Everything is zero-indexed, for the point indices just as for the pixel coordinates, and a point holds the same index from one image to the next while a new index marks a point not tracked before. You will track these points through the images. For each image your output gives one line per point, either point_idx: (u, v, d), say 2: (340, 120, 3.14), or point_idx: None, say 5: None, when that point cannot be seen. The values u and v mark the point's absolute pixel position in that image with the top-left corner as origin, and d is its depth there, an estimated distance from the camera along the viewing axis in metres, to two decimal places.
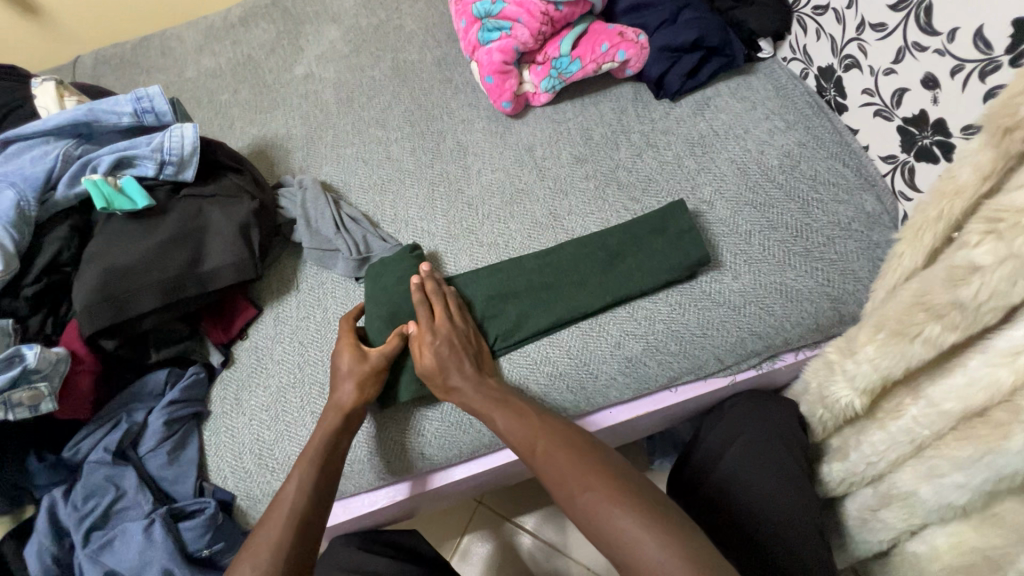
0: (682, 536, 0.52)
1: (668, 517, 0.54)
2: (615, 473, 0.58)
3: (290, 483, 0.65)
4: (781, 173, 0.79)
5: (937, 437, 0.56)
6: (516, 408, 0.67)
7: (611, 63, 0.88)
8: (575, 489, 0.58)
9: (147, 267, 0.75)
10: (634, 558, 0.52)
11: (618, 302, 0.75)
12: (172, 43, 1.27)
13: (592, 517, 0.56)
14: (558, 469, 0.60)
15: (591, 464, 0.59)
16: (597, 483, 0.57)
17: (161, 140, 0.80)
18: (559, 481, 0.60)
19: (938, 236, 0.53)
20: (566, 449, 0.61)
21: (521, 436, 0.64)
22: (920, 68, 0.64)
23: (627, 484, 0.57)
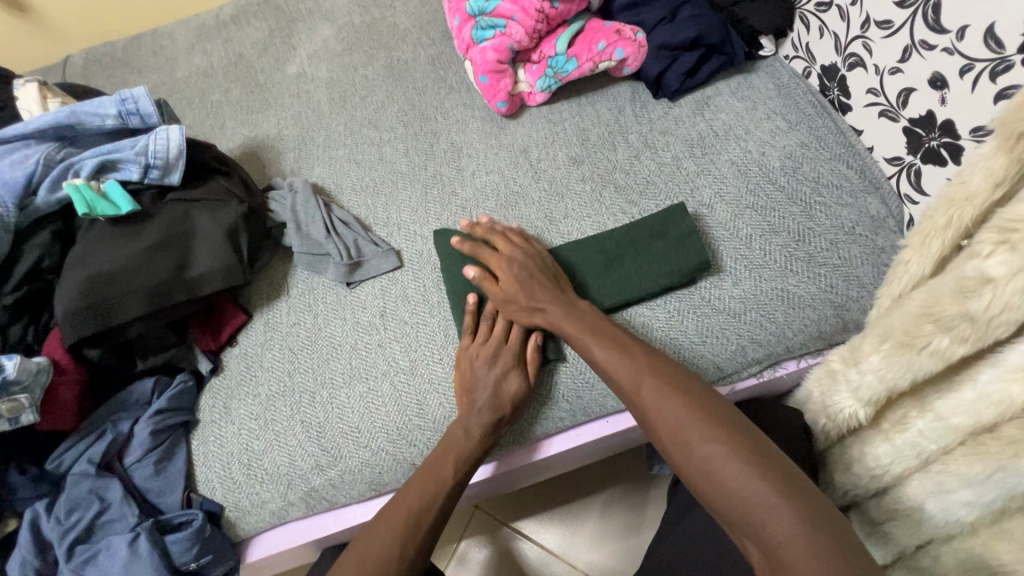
0: (815, 509, 0.45)
1: (800, 484, 0.47)
2: (736, 425, 0.53)
3: (411, 493, 0.64)
4: (784, 175, 0.77)
5: (945, 451, 0.54)
6: (620, 344, 0.64)
7: (608, 62, 0.86)
8: (691, 436, 0.53)
9: (131, 273, 0.74)
10: (760, 523, 0.45)
11: (614, 309, 0.73)
12: (163, 42, 1.25)
13: (706, 470, 0.50)
14: (669, 412, 0.55)
15: (709, 411, 0.54)
16: (716, 433, 0.52)
17: (146, 143, 0.78)
18: (669, 426, 0.55)
19: (946, 244, 0.51)
20: (679, 394, 0.56)
21: (626, 376, 0.61)
22: (928, 67, 0.62)
23: (751, 439, 0.51)
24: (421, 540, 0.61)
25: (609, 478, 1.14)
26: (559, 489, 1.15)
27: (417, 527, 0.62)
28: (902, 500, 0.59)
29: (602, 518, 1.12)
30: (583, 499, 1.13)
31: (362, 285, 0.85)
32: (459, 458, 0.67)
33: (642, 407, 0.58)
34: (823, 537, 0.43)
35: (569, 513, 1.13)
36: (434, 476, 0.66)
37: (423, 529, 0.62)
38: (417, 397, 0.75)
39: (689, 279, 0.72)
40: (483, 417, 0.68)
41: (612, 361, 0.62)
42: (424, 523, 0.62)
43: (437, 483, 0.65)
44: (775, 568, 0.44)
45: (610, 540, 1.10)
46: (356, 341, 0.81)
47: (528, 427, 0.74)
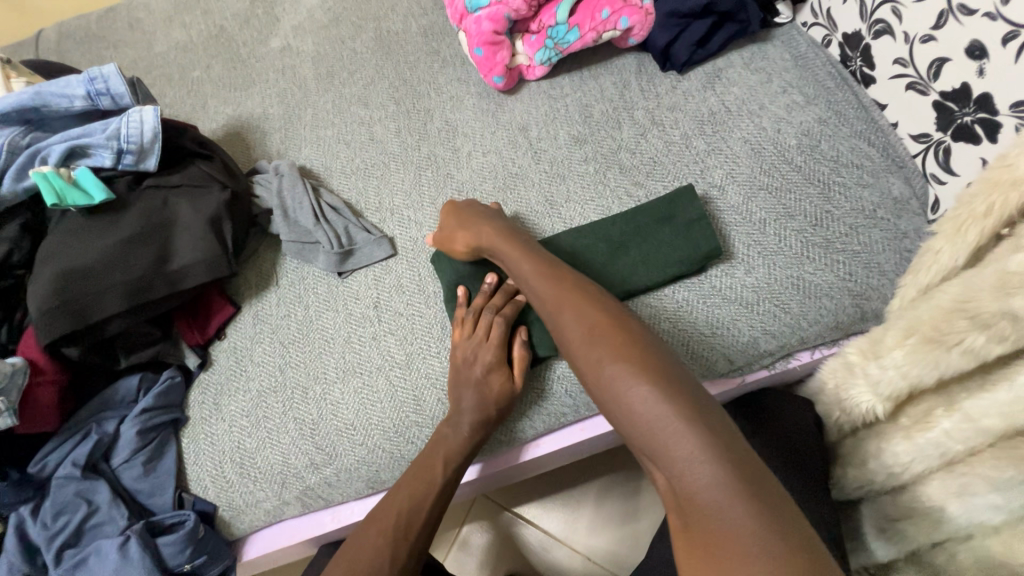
0: (716, 435, 0.44)
1: (694, 399, 0.47)
2: (650, 352, 0.52)
3: (403, 491, 0.64)
4: (800, 153, 0.72)
5: (971, 451, 0.51)
6: (546, 276, 0.62)
7: (613, 32, 0.80)
8: (605, 364, 0.52)
9: (109, 268, 0.70)
10: (664, 446, 0.45)
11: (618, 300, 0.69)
12: (140, 14, 1.17)
13: (619, 396, 0.50)
14: (590, 341, 0.54)
15: (626, 337, 0.53)
16: (630, 360, 0.51)
17: (117, 126, 0.73)
18: (590, 356, 0.53)
19: (983, 233, 0.47)
20: (596, 315, 0.56)
21: (545, 298, 0.61)
22: (965, 34, 0.57)
23: (664, 366, 0.50)
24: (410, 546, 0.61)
25: (612, 463, 1.12)
26: (561, 476, 1.13)
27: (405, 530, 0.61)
28: (921, 499, 0.57)
29: (604, 503, 1.10)
30: (587, 483, 1.12)
31: (353, 274, 0.81)
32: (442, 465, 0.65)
33: (566, 333, 0.57)
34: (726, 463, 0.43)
35: (571, 498, 1.12)
36: (425, 477, 0.64)
37: (412, 535, 0.61)
38: (413, 393, 0.72)
39: (700, 267, 0.68)
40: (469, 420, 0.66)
41: (544, 299, 0.60)
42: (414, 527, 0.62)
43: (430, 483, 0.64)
44: (681, 496, 0.43)
45: (612, 525, 1.09)
46: (349, 334, 0.77)
47: (530, 424, 0.71)
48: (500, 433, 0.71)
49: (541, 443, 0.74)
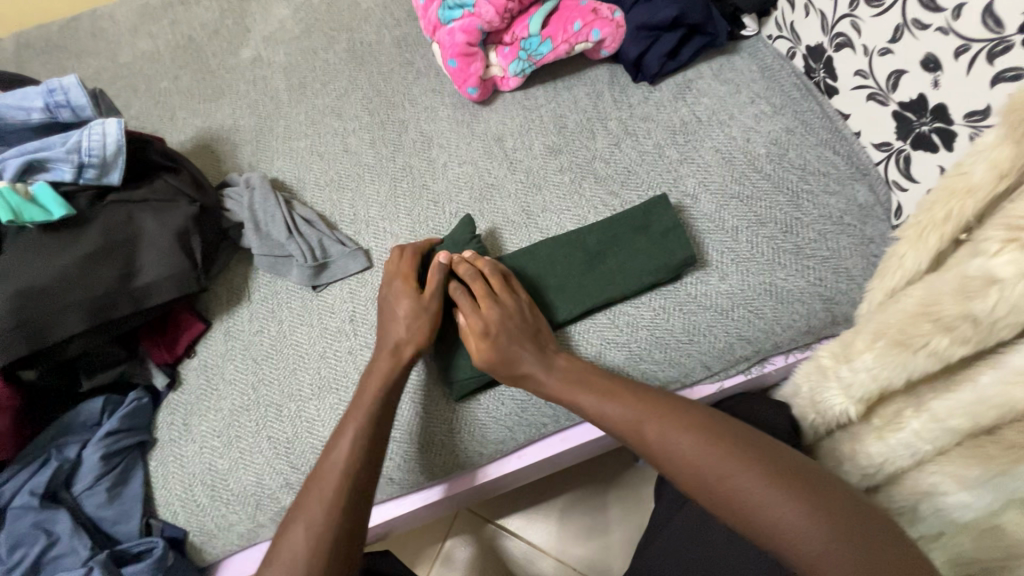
0: (838, 517, 0.46)
1: (835, 498, 0.47)
2: (742, 442, 0.52)
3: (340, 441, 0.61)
4: (769, 162, 0.74)
5: (939, 451, 0.52)
6: (604, 387, 0.60)
7: (585, 44, 0.81)
8: (707, 472, 0.51)
9: (69, 286, 0.67)
10: (796, 546, 0.46)
11: (596, 309, 0.69)
12: (104, 24, 1.15)
13: (733, 502, 0.49)
14: (676, 447, 0.53)
15: (712, 435, 0.53)
16: (729, 461, 0.50)
17: (78, 140, 0.70)
18: (682, 465, 0.53)
19: (944, 239, 0.47)
20: (673, 418, 0.55)
21: (625, 419, 0.57)
22: (920, 47, 0.59)
23: (760, 455, 0.51)
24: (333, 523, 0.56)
25: (595, 470, 1.12)
26: (543, 486, 1.12)
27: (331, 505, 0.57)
28: (895, 499, 0.58)
29: (588, 512, 1.10)
30: (571, 493, 1.11)
31: (328, 288, 0.80)
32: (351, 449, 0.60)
33: (649, 448, 0.55)
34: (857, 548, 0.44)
35: (555, 508, 1.11)
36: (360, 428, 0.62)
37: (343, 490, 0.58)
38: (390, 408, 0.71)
39: (673, 276, 0.69)
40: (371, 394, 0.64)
41: (610, 409, 0.59)
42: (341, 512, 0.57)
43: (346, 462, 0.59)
44: None
45: (597, 534, 1.08)
46: (324, 349, 0.76)
47: (508, 438, 0.70)
48: (479, 446, 0.70)
49: (514, 459, 0.73)
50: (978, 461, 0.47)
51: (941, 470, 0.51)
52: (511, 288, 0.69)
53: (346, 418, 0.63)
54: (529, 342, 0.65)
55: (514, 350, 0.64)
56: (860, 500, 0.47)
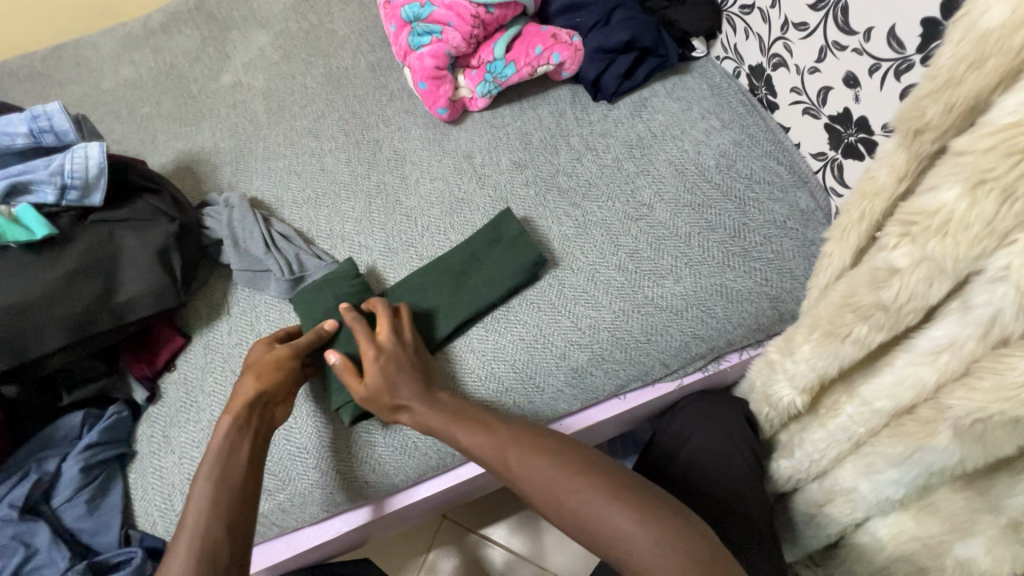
0: (669, 525, 0.49)
1: (663, 508, 0.50)
2: (593, 463, 0.55)
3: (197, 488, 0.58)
4: (718, 173, 0.80)
5: (873, 434, 0.56)
6: (477, 420, 0.61)
7: (546, 66, 0.86)
8: (562, 493, 0.53)
9: (50, 303, 0.69)
10: (634, 557, 0.48)
11: (477, 315, 0.75)
12: (87, 52, 1.19)
13: (583, 521, 0.52)
14: (535, 472, 0.55)
15: (568, 459, 0.56)
16: (581, 482, 0.53)
17: (61, 163, 0.74)
18: (540, 489, 0.55)
19: (862, 236, 0.51)
20: (535, 444, 0.58)
21: (488, 453, 0.58)
22: (841, 66, 0.65)
23: (608, 474, 0.54)
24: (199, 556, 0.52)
25: None
26: (524, 494, 1.15)
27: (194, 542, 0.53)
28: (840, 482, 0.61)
29: None
30: None
31: None
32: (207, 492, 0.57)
33: (512, 475, 0.57)
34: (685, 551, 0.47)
35: (537, 515, 1.13)
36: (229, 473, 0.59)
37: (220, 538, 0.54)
38: (312, 438, 0.73)
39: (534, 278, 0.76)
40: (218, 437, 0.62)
41: (476, 438, 0.60)
42: (208, 557, 0.52)
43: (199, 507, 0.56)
44: None
45: (578, 539, 1.10)
46: None
47: (440, 457, 0.72)
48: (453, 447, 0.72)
49: (426, 485, 0.76)
50: (901, 439, 0.51)
51: (874, 451, 0.55)
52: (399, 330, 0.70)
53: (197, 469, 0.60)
54: (415, 374, 0.66)
55: (397, 378, 0.65)
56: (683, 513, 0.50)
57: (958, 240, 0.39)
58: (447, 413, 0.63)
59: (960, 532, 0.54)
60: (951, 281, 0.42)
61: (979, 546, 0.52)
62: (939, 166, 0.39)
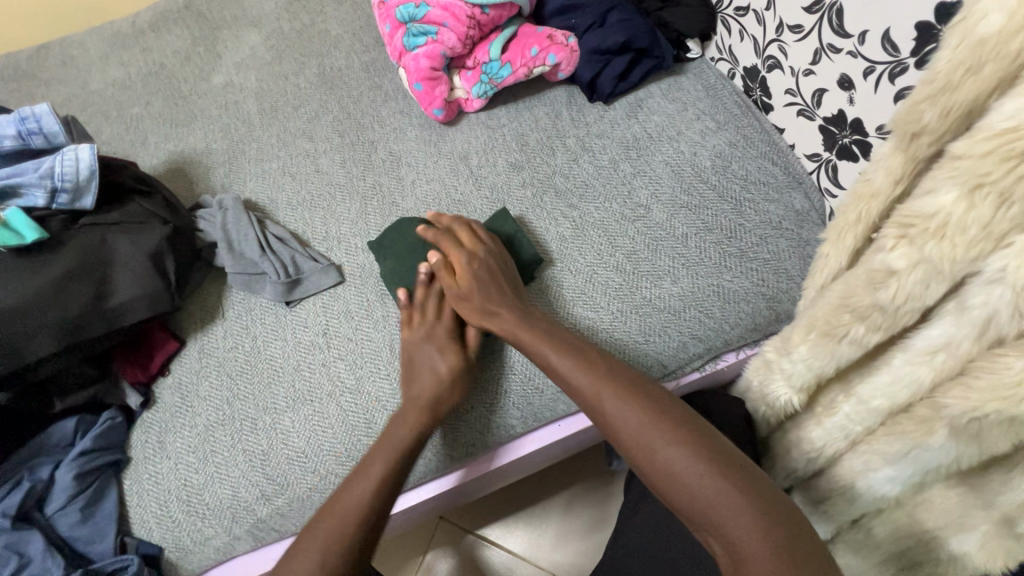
0: (762, 498, 0.48)
1: (768, 487, 0.49)
2: (689, 420, 0.55)
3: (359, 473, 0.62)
4: (714, 174, 0.80)
5: (869, 432, 0.57)
6: (579, 353, 0.63)
7: (542, 68, 0.86)
8: (655, 441, 0.53)
9: (42, 308, 0.68)
10: (720, 520, 0.48)
11: None
12: (74, 52, 1.17)
13: (672, 474, 0.51)
14: (630, 415, 0.56)
15: (666, 411, 0.55)
16: (676, 435, 0.53)
17: (51, 165, 0.72)
18: (630, 431, 0.55)
19: (858, 237, 0.51)
20: (632, 391, 0.58)
21: (586, 385, 0.60)
22: (835, 69, 0.66)
23: (702, 435, 0.53)
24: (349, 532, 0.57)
25: (572, 475, 1.15)
26: (522, 494, 1.15)
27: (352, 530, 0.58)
28: (836, 480, 0.62)
29: (566, 516, 1.12)
30: (550, 498, 1.14)
31: (302, 303, 0.82)
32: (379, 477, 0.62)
33: (605, 413, 0.58)
34: (776, 528, 0.46)
35: (534, 514, 1.13)
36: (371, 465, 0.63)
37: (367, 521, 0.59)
38: (313, 441, 0.72)
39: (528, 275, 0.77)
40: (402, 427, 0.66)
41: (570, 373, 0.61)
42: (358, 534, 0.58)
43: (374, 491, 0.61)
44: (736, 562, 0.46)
45: (576, 538, 1.11)
46: (297, 362, 0.78)
47: (443, 458, 0.72)
48: (452, 450, 0.72)
49: (527, 442, 0.76)
50: (897, 438, 0.52)
51: (871, 449, 0.56)
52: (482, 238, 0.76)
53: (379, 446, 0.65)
54: (506, 288, 0.72)
55: (490, 286, 0.71)
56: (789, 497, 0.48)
57: (955, 242, 0.39)
58: (548, 352, 0.64)
59: (956, 526, 0.54)
60: (948, 283, 0.43)
61: (972, 540, 0.53)
62: (936, 169, 0.40)
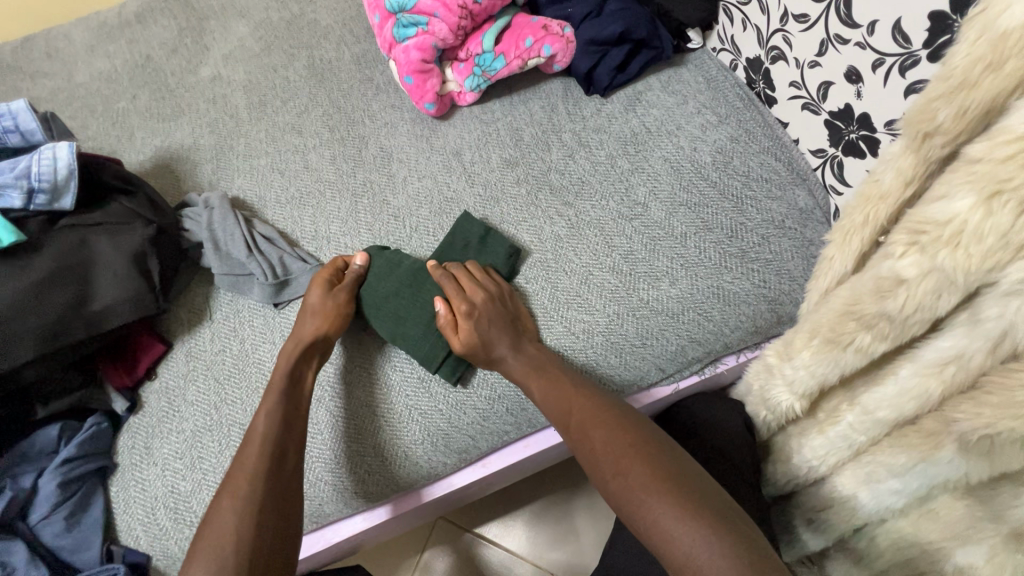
0: (710, 512, 0.49)
1: (715, 502, 0.50)
2: (649, 444, 0.56)
3: (259, 419, 0.63)
4: (715, 169, 0.77)
5: (873, 442, 0.55)
6: (552, 376, 0.64)
7: (537, 59, 0.83)
8: (609, 469, 0.55)
9: (20, 313, 0.66)
10: (664, 539, 0.49)
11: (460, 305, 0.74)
12: (59, 44, 1.14)
13: (624, 498, 0.53)
14: (592, 441, 0.58)
15: (625, 436, 0.57)
16: (631, 460, 0.54)
17: (27, 165, 0.70)
18: (592, 458, 0.57)
19: (865, 242, 0.49)
20: (598, 416, 0.60)
21: (557, 412, 0.62)
22: (843, 61, 0.62)
23: (658, 458, 0.54)
24: (254, 480, 0.57)
25: (570, 474, 1.14)
26: (520, 493, 1.13)
27: (248, 501, 0.55)
28: (837, 490, 0.60)
29: (564, 515, 1.11)
30: (547, 496, 1.12)
31: (290, 305, 0.80)
32: (266, 436, 0.61)
33: (575, 440, 0.60)
34: (719, 541, 0.47)
35: (532, 513, 1.12)
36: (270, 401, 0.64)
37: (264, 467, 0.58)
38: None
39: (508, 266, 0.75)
40: (280, 370, 0.67)
41: (541, 399, 0.63)
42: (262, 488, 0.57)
43: (260, 449, 0.60)
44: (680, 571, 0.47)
45: (574, 537, 1.09)
46: None
47: (431, 467, 0.71)
48: (444, 456, 0.71)
49: (491, 460, 0.75)
50: (903, 450, 0.50)
51: (875, 460, 0.54)
52: (493, 279, 0.73)
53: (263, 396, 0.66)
54: (516, 327, 0.70)
55: (492, 336, 0.67)
56: (734, 507, 0.50)
57: (969, 251, 0.37)
58: (526, 379, 0.65)
59: (961, 538, 0.51)
60: (961, 293, 0.40)
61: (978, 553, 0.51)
62: (951, 173, 0.38)
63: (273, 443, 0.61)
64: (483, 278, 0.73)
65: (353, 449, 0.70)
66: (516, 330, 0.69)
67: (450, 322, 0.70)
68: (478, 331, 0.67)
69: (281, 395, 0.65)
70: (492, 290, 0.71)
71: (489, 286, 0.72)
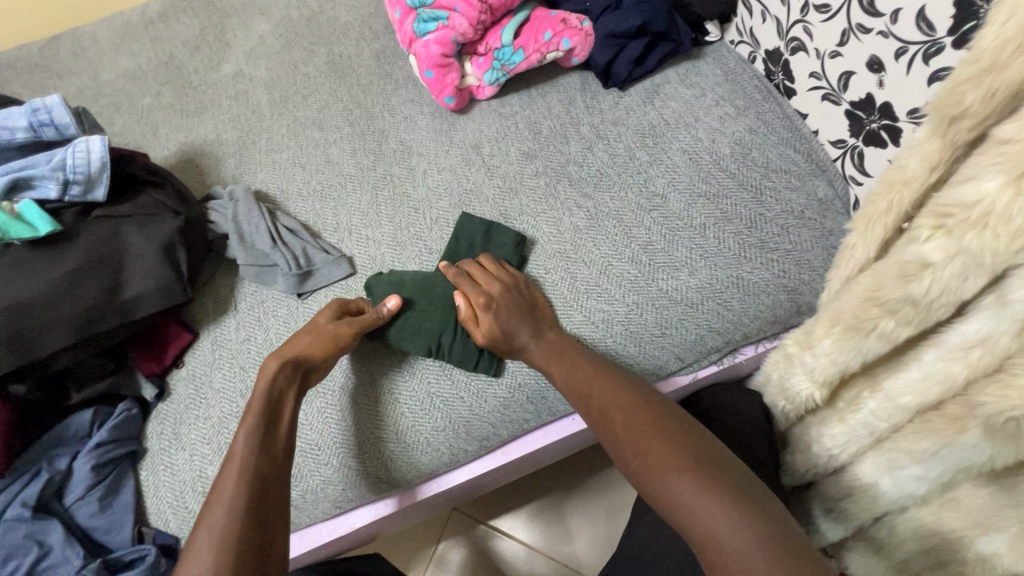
0: (732, 490, 0.49)
1: (736, 480, 0.51)
2: (669, 423, 0.56)
3: (239, 438, 0.60)
4: (734, 161, 0.78)
5: (896, 429, 0.55)
6: (572, 361, 0.65)
7: (556, 53, 0.84)
8: (630, 450, 0.56)
9: (56, 300, 0.69)
10: (687, 518, 0.49)
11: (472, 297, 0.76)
12: (85, 42, 1.16)
13: (646, 478, 0.53)
14: (613, 422, 0.59)
15: (646, 417, 0.57)
16: (651, 441, 0.55)
17: (63, 157, 0.72)
18: (614, 439, 0.58)
19: (888, 228, 0.49)
20: (618, 398, 0.60)
21: (578, 396, 0.63)
22: (865, 50, 0.63)
23: (679, 438, 0.55)
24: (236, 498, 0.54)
25: (584, 467, 1.14)
26: (535, 485, 1.14)
27: (226, 525, 0.52)
28: (858, 478, 0.60)
29: (579, 507, 1.12)
30: (563, 488, 1.13)
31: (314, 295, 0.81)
32: (245, 458, 0.58)
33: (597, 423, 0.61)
34: (742, 516, 0.47)
35: (546, 506, 1.13)
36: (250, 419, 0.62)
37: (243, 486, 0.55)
38: (323, 431, 0.72)
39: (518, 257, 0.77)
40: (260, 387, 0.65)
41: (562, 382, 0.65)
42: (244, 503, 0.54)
43: (241, 469, 0.57)
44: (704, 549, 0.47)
45: (588, 529, 1.10)
46: None
47: (453, 454, 0.72)
48: (466, 442, 0.72)
49: (510, 448, 0.76)
50: (926, 436, 0.50)
51: (897, 446, 0.54)
52: (509, 271, 0.74)
53: (240, 419, 0.62)
54: (535, 316, 0.71)
55: (512, 325, 0.68)
56: (757, 485, 0.51)
57: (997, 232, 0.38)
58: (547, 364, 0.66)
59: (983, 527, 0.51)
60: (988, 275, 0.41)
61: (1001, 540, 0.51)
62: (979, 155, 0.38)
63: (254, 462, 0.58)
64: (500, 270, 0.74)
65: (375, 434, 0.72)
66: (535, 318, 0.70)
67: (471, 317, 0.71)
68: (498, 320, 0.69)
69: (259, 416, 0.62)
70: (508, 281, 0.73)
71: (506, 277, 0.73)
